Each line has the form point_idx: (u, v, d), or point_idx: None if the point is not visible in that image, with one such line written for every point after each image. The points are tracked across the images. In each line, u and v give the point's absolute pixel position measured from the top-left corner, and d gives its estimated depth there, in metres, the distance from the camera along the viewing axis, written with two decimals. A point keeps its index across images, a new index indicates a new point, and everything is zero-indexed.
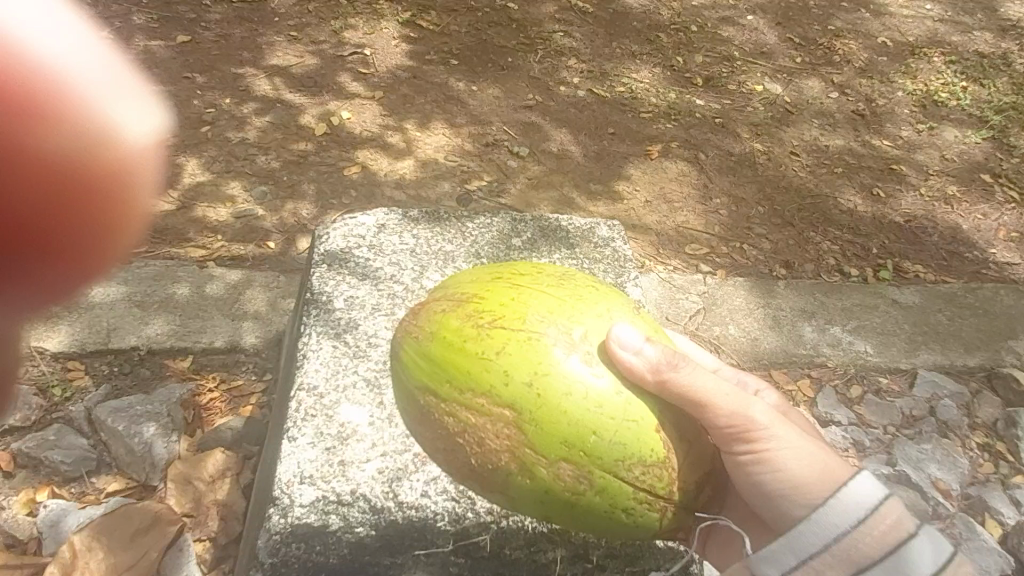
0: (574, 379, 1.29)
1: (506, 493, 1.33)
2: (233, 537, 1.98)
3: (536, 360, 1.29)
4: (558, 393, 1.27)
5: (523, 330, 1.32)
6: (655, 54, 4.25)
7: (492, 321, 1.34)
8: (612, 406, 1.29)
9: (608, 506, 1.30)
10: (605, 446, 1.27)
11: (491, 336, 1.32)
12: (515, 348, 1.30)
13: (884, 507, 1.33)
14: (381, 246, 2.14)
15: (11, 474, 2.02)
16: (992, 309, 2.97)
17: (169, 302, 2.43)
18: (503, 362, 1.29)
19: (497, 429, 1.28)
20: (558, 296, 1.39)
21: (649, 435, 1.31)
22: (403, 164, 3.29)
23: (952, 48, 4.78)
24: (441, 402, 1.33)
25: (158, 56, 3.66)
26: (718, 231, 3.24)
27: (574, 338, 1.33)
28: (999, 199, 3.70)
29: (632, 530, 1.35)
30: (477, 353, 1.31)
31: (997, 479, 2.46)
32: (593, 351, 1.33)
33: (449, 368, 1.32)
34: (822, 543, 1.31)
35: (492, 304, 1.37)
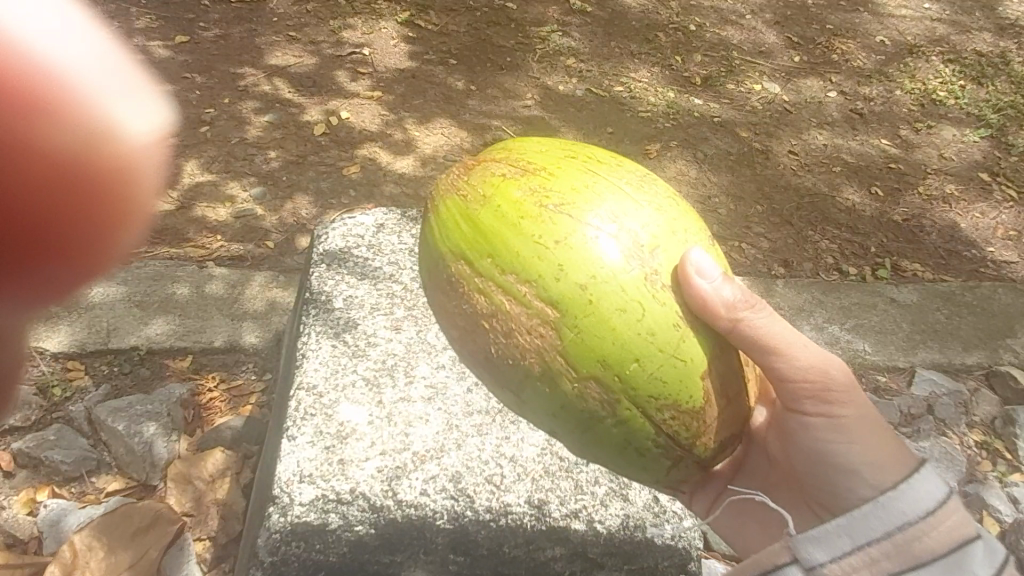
0: (631, 295, 1.24)
1: (517, 395, 1.31)
2: (233, 536, 1.98)
3: (594, 259, 1.25)
4: (611, 307, 1.23)
5: (588, 223, 1.27)
6: (654, 54, 4.26)
7: (557, 205, 1.29)
8: (664, 339, 1.25)
9: (622, 440, 1.30)
10: (641, 380, 1.24)
11: (554, 222, 1.27)
12: (575, 241, 1.25)
13: (948, 504, 1.30)
14: (380, 246, 2.14)
15: (12, 474, 2.03)
16: (990, 307, 2.98)
17: (169, 302, 2.44)
18: (562, 256, 1.25)
19: (531, 325, 1.25)
20: (638, 201, 1.33)
21: (694, 382, 1.27)
22: (403, 164, 3.30)
23: (950, 47, 4.79)
24: (477, 276, 1.30)
25: (158, 56, 3.66)
26: (717, 230, 3.25)
27: (643, 252, 1.28)
28: (997, 198, 3.71)
29: (634, 469, 1.36)
30: (531, 236, 1.27)
31: (995, 477, 2.47)
32: (657, 267, 1.28)
33: (499, 246, 1.28)
34: (885, 530, 1.27)
35: (562, 189, 1.32)
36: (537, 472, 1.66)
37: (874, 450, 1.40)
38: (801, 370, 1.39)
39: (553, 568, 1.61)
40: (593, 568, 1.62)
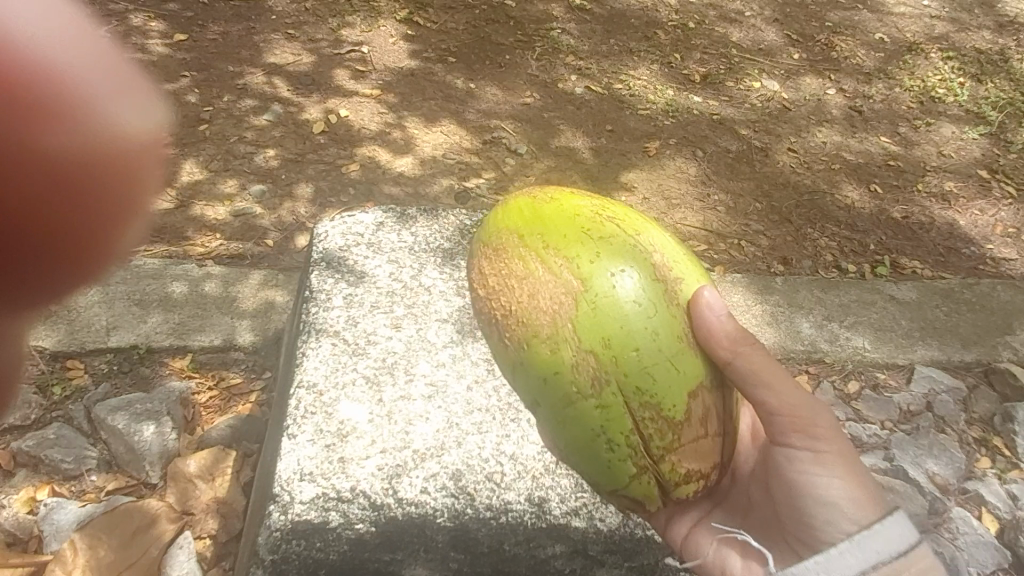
0: (648, 297, 1.30)
1: (515, 357, 1.31)
2: (233, 535, 1.98)
3: (627, 261, 1.32)
4: (627, 298, 1.28)
5: (631, 237, 1.36)
6: (653, 51, 4.25)
7: (609, 218, 1.39)
8: (665, 344, 1.28)
9: (599, 426, 1.28)
10: (635, 371, 1.26)
11: (603, 225, 1.37)
12: (616, 244, 1.34)
13: (919, 549, 1.35)
14: (380, 244, 2.14)
15: (12, 473, 2.03)
16: (989, 304, 2.98)
17: (168, 300, 2.44)
18: (600, 248, 1.33)
19: (554, 291, 1.29)
20: (674, 245, 1.43)
21: (681, 394, 1.28)
22: (401, 162, 3.30)
23: (949, 45, 4.79)
24: (520, 244, 1.36)
25: (156, 54, 3.66)
26: (716, 228, 3.25)
27: (667, 274, 1.35)
28: (997, 195, 3.71)
29: (601, 470, 1.32)
30: (581, 226, 1.35)
31: (994, 474, 2.46)
32: (678, 289, 1.34)
33: (547, 226, 1.36)
34: (859, 567, 1.33)
35: (615, 211, 1.43)
36: (537, 470, 1.66)
37: (853, 486, 1.41)
38: (786, 404, 1.42)
39: (553, 566, 1.61)
40: (594, 565, 1.62)
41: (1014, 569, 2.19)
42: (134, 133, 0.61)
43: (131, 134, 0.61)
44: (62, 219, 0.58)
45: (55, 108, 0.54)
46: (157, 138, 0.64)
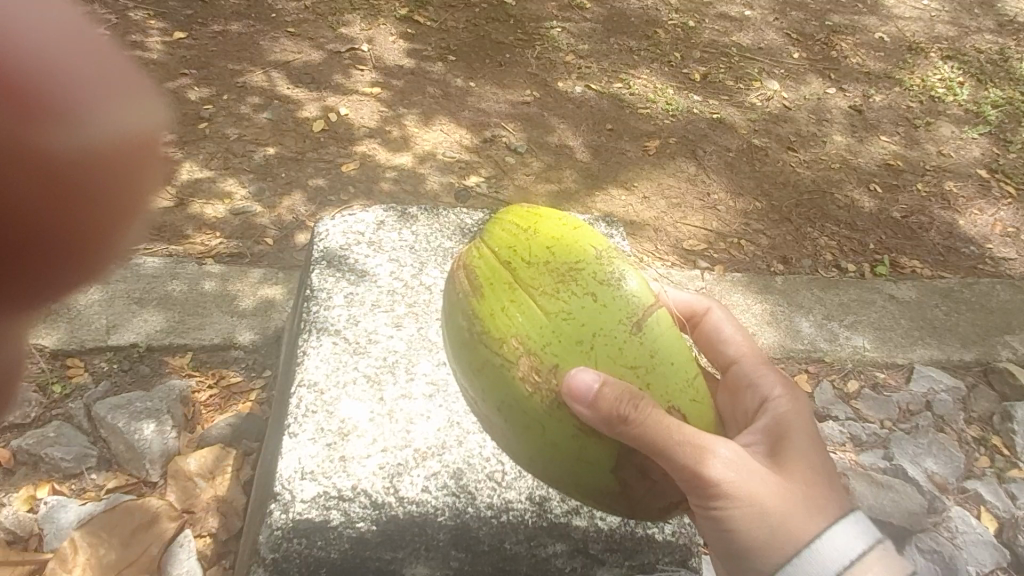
0: (530, 411, 1.28)
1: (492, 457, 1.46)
2: (233, 533, 1.98)
3: (502, 380, 1.28)
4: (517, 424, 1.30)
5: (500, 346, 1.28)
6: (653, 50, 4.26)
7: (477, 329, 1.31)
8: (567, 446, 1.30)
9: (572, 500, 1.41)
10: (559, 471, 1.33)
11: (475, 344, 1.31)
12: (489, 365, 1.29)
13: None
14: (381, 242, 2.13)
15: (12, 470, 2.03)
16: (988, 304, 3.00)
17: (168, 298, 2.44)
18: (480, 375, 1.31)
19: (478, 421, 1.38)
20: (548, 309, 1.29)
21: (603, 473, 1.32)
22: (401, 160, 3.30)
23: (948, 45, 4.80)
24: None
25: (155, 52, 3.65)
26: (717, 226, 3.25)
27: (542, 370, 1.26)
28: (996, 195, 3.71)
29: None
30: (463, 357, 1.34)
31: (992, 473, 2.46)
32: (553, 384, 1.25)
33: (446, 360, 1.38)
34: None
35: (484, 311, 1.32)
36: None
37: (767, 526, 1.28)
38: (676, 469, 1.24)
39: (554, 565, 1.60)
40: (594, 565, 1.60)
41: (1013, 569, 2.19)
42: (136, 138, 0.62)
43: (132, 136, 0.62)
44: (69, 221, 0.58)
45: (55, 112, 0.54)
46: (157, 138, 0.65)
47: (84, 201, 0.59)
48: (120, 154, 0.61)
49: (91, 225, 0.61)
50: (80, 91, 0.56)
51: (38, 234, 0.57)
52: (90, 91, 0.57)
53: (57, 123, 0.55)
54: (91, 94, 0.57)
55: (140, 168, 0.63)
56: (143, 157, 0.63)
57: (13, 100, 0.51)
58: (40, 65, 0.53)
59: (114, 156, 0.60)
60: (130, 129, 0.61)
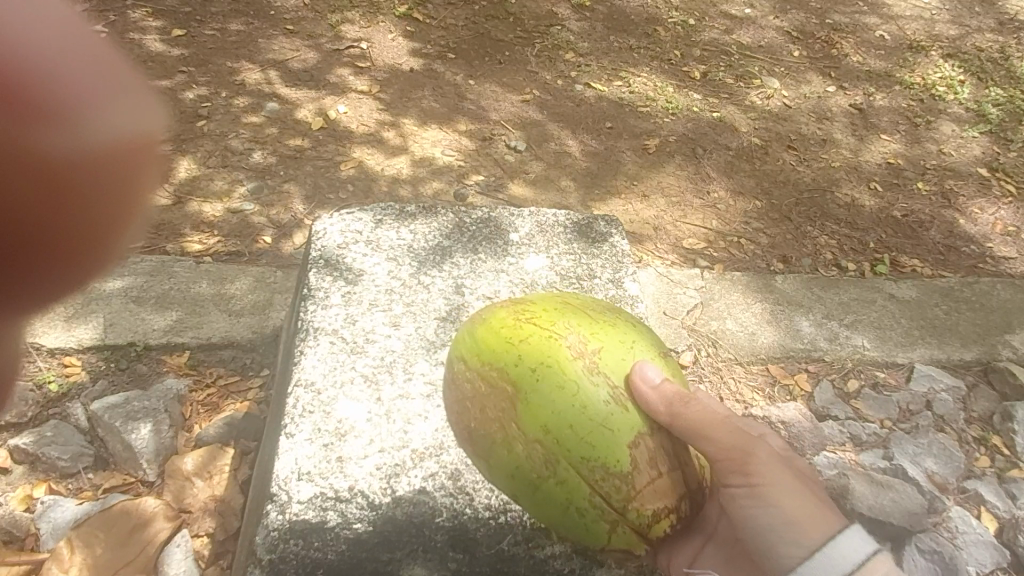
0: (570, 375, 1.34)
1: (485, 462, 1.37)
2: (231, 533, 1.97)
3: (551, 350, 1.36)
4: (554, 383, 1.33)
5: (553, 329, 1.39)
6: (652, 48, 4.25)
7: (527, 318, 1.42)
8: (597, 411, 1.32)
9: (564, 501, 1.31)
10: (575, 441, 1.30)
11: (523, 327, 1.40)
12: (539, 340, 1.37)
13: (874, 562, 1.25)
14: (378, 242, 2.12)
15: (9, 470, 2.02)
16: (988, 303, 3.00)
17: (165, 297, 2.43)
18: (522, 348, 1.37)
19: (495, 402, 1.35)
20: (595, 318, 1.45)
21: (619, 447, 1.31)
22: (401, 158, 3.29)
23: (949, 43, 4.80)
24: (463, 368, 1.41)
25: (153, 50, 3.64)
26: (716, 225, 3.24)
27: (590, 351, 1.37)
28: (997, 194, 3.71)
29: (583, 537, 1.34)
30: (502, 336, 1.39)
31: (993, 473, 2.46)
32: (602, 362, 1.36)
33: (480, 343, 1.41)
34: None
35: (537, 307, 1.46)
36: None
37: (797, 510, 1.32)
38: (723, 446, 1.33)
39: (553, 566, 1.53)
40: (593, 566, 1.55)
41: (1013, 569, 2.19)
42: (136, 138, 0.61)
43: (133, 136, 0.61)
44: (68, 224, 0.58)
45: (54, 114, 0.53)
46: (156, 139, 0.64)
47: (85, 204, 0.58)
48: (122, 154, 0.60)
49: (89, 226, 0.60)
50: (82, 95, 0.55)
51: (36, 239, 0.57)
52: (92, 92, 0.56)
53: (59, 127, 0.54)
54: (94, 96, 0.56)
55: (140, 168, 0.62)
56: (141, 159, 0.62)
57: (14, 107, 0.51)
58: (47, 70, 0.52)
59: (114, 157, 0.59)
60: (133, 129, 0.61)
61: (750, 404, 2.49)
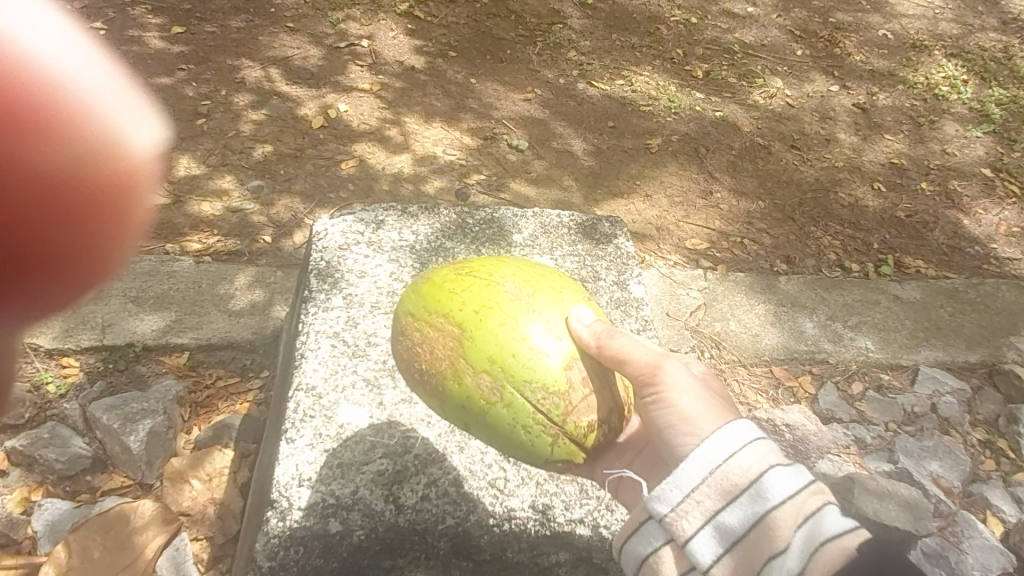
0: (510, 312, 1.35)
1: (435, 400, 1.37)
2: (231, 536, 1.95)
3: (492, 293, 1.38)
4: (496, 320, 1.34)
5: (493, 278, 1.41)
6: (654, 47, 4.22)
7: (463, 270, 1.45)
8: (536, 340, 1.34)
9: (512, 423, 1.31)
10: (518, 367, 1.31)
11: (462, 278, 1.42)
12: (479, 286, 1.39)
13: (753, 444, 1.27)
14: (380, 243, 2.10)
15: (6, 472, 1.99)
16: (993, 305, 2.98)
17: (164, 297, 2.41)
18: (463, 295, 1.38)
19: (442, 341, 1.35)
20: (527, 267, 1.49)
21: (557, 370, 1.33)
22: (402, 158, 3.26)
23: (952, 42, 4.78)
24: (410, 320, 1.41)
25: (151, 47, 3.61)
26: (719, 225, 3.22)
27: (526, 293, 1.40)
28: (1000, 194, 3.69)
29: (530, 455, 1.35)
30: (444, 286, 1.40)
31: (999, 476, 2.44)
32: (538, 301, 1.39)
33: (423, 295, 1.42)
34: (701, 475, 1.25)
35: (472, 262, 1.48)
36: (540, 477, 1.64)
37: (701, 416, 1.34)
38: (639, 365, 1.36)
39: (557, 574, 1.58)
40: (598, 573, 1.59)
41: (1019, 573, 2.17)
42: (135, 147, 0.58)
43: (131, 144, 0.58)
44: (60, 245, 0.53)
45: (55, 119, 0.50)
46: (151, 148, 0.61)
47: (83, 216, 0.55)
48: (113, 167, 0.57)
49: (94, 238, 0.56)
50: (73, 102, 0.52)
51: (28, 265, 0.52)
52: (83, 102, 0.53)
53: (55, 141, 0.50)
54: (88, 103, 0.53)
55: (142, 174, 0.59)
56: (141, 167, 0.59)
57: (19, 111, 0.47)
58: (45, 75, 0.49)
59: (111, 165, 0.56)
60: (125, 142, 0.58)
61: (753, 406, 2.47)
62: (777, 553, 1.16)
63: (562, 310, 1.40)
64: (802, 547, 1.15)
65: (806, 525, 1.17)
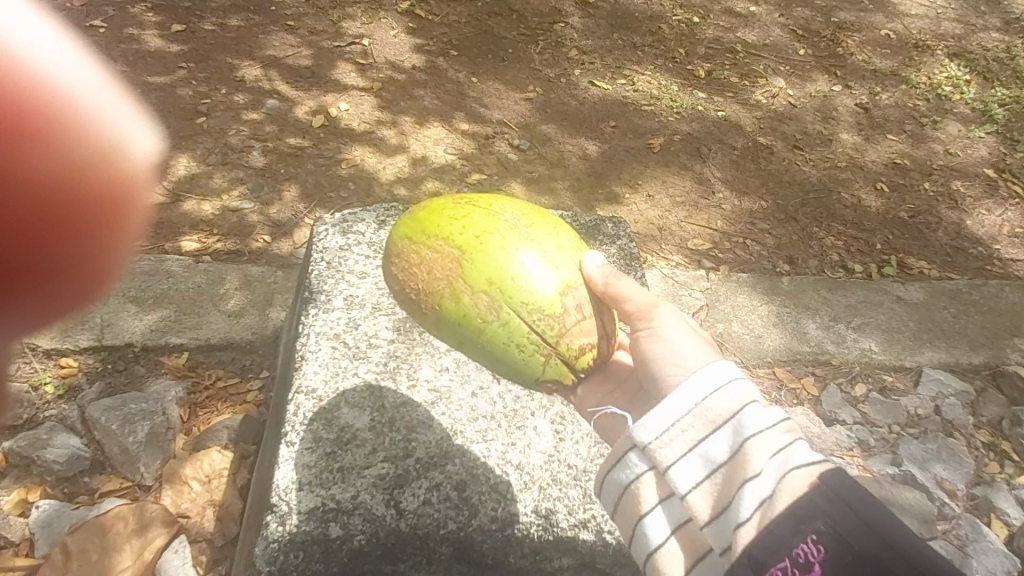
0: (509, 242, 1.41)
1: (429, 320, 1.43)
2: (230, 539, 1.94)
3: (492, 224, 1.43)
4: (495, 246, 1.40)
5: (493, 211, 1.46)
6: (657, 46, 4.21)
7: (462, 202, 1.49)
8: (534, 266, 1.40)
9: (506, 341, 1.38)
10: (515, 289, 1.38)
11: (463, 210, 1.47)
12: (479, 218, 1.44)
13: (734, 382, 1.29)
14: (381, 244, 2.08)
15: (3, 474, 1.97)
16: (997, 306, 2.97)
17: (163, 297, 2.39)
18: (465, 223, 1.43)
19: (442, 264, 1.41)
20: (524, 203, 1.54)
21: (552, 295, 1.40)
22: (403, 157, 3.24)
23: (955, 42, 4.76)
24: (409, 242, 1.45)
25: (151, 46, 3.59)
26: (721, 226, 3.20)
27: (525, 224, 1.45)
28: (1003, 195, 3.67)
29: (522, 371, 1.42)
30: (444, 216, 1.45)
31: (1003, 479, 2.42)
32: (536, 233, 1.45)
33: (424, 221, 1.46)
34: (686, 407, 1.28)
35: (470, 195, 1.53)
36: (543, 481, 1.62)
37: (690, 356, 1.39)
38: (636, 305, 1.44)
39: None
40: None
41: None
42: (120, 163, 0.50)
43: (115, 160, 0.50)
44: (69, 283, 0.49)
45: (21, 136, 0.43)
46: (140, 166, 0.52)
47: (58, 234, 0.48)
48: (114, 183, 0.49)
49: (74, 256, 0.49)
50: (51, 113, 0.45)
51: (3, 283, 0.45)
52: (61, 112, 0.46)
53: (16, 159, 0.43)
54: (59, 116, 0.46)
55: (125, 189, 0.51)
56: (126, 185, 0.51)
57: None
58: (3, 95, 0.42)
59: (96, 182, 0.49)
60: (120, 159, 0.50)
61: None
62: (748, 479, 1.17)
63: (559, 241, 1.46)
64: (772, 475, 1.16)
65: (778, 457, 1.18)
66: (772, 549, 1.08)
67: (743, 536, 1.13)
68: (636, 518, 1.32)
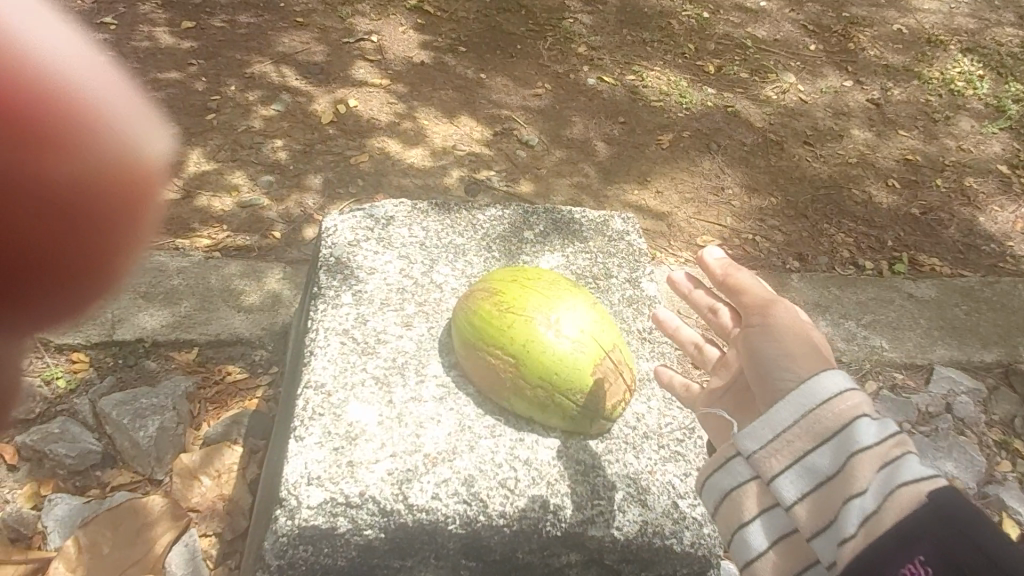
0: (548, 343, 1.59)
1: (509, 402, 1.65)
2: (239, 533, 1.95)
3: (531, 329, 1.61)
4: (537, 349, 1.59)
5: (531, 316, 1.63)
6: (666, 42, 4.19)
7: (504, 302, 1.66)
8: (571, 358, 1.59)
9: (565, 415, 1.62)
10: (561, 381, 1.58)
11: (506, 314, 1.63)
12: (519, 322, 1.61)
13: (846, 393, 1.15)
14: (390, 239, 2.09)
15: (15, 467, 1.99)
16: (1010, 304, 2.94)
17: (173, 293, 2.41)
18: (511, 330, 1.61)
19: (501, 362, 1.61)
20: (544, 291, 1.69)
21: (587, 372, 1.59)
22: (412, 153, 3.24)
23: (969, 37, 4.71)
24: (478, 348, 1.65)
25: (161, 42, 3.60)
26: (731, 223, 3.18)
27: (554, 321, 1.62)
28: (1017, 191, 3.63)
29: (584, 428, 1.66)
30: (494, 322, 1.63)
31: (1015, 477, 2.40)
32: (564, 326, 1.62)
33: (481, 326, 1.65)
34: (794, 417, 1.16)
35: (508, 288, 1.69)
36: (552, 477, 1.61)
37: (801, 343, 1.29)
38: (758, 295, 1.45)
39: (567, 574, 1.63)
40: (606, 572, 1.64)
41: None
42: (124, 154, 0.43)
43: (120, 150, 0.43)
44: (96, 303, 0.44)
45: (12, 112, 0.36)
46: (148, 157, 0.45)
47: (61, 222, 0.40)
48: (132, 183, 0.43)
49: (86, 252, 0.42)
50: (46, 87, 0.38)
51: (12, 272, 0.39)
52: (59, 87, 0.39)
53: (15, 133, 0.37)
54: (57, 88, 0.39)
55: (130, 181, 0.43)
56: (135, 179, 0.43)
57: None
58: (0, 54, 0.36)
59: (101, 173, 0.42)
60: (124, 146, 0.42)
61: None
62: (853, 494, 1.04)
63: (580, 320, 1.64)
64: (879, 488, 1.02)
65: (887, 469, 1.03)
66: (874, 563, 0.95)
67: (844, 555, 1.00)
68: (738, 523, 1.24)
